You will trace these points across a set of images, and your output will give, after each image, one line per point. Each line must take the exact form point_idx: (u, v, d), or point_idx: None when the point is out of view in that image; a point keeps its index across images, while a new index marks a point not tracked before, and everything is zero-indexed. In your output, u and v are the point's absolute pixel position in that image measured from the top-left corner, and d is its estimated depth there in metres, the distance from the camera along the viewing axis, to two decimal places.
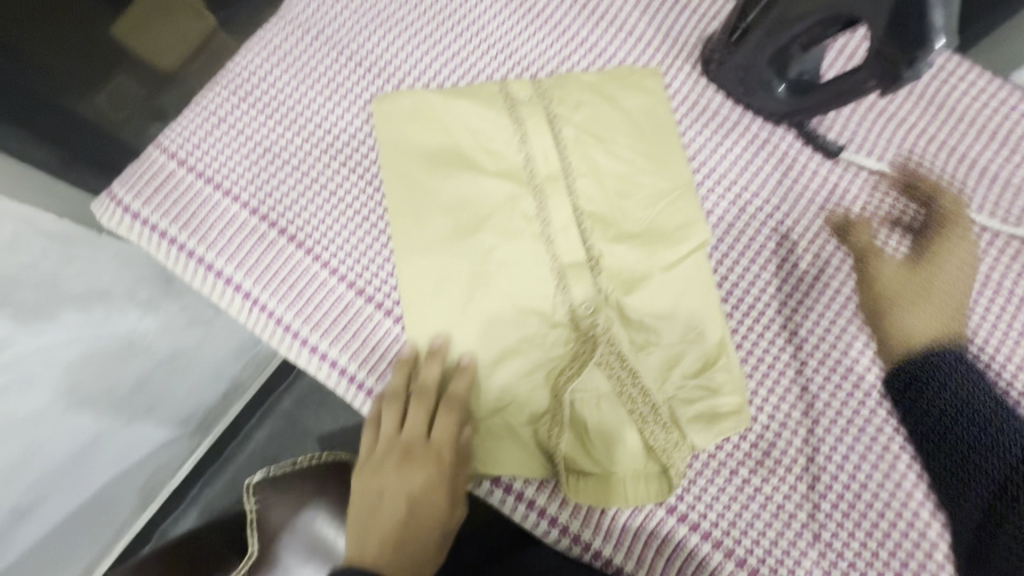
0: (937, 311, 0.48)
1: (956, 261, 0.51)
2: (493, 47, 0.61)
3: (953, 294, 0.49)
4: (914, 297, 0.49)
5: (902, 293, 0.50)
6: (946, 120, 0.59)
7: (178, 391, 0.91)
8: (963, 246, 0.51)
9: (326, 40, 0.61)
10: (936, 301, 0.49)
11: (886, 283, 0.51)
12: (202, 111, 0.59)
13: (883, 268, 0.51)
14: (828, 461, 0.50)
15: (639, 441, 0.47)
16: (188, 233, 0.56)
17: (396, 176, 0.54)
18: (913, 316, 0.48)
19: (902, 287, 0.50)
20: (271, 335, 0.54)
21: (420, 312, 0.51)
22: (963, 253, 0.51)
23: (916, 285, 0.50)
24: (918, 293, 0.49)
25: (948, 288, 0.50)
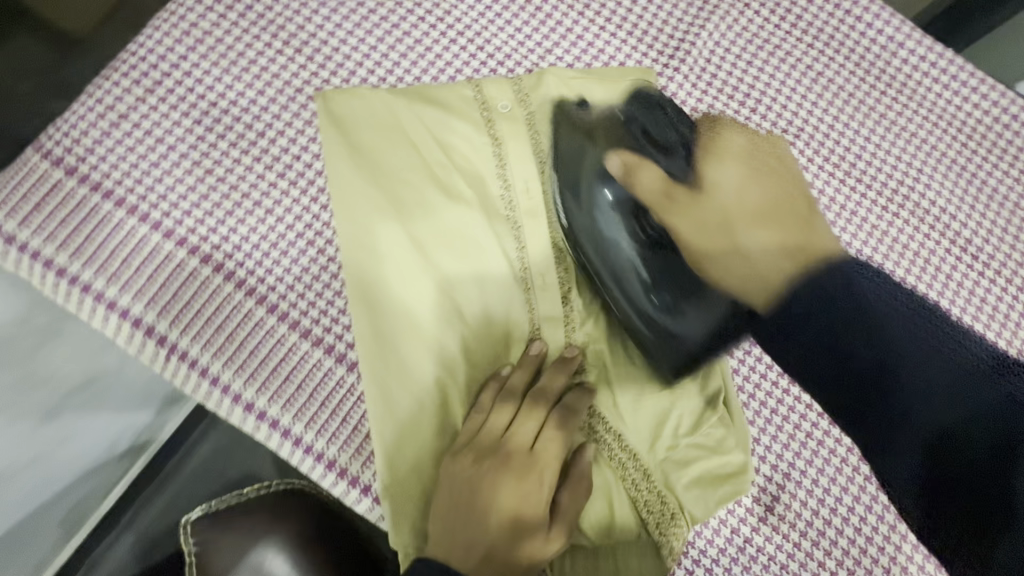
0: (780, 226, 0.35)
1: (718, 160, 0.40)
2: (461, 35, 0.51)
3: (755, 169, 0.39)
4: (751, 213, 0.36)
5: (741, 209, 0.37)
6: (955, 136, 0.54)
7: (99, 431, 0.72)
8: (715, 155, 0.40)
9: (257, 17, 0.50)
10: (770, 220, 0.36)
11: (695, 217, 0.38)
12: (96, 104, 0.47)
13: (679, 222, 0.39)
14: (834, 514, 0.46)
15: (630, 511, 0.43)
16: (83, 263, 0.44)
17: (346, 195, 0.44)
18: (752, 230, 0.35)
19: (703, 232, 0.38)
20: (195, 389, 0.44)
21: (380, 363, 0.43)
22: (760, 161, 0.40)
23: (724, 212, 0.37)
24: (763, 215, 0.36)
25: (721, 172, 0.39)
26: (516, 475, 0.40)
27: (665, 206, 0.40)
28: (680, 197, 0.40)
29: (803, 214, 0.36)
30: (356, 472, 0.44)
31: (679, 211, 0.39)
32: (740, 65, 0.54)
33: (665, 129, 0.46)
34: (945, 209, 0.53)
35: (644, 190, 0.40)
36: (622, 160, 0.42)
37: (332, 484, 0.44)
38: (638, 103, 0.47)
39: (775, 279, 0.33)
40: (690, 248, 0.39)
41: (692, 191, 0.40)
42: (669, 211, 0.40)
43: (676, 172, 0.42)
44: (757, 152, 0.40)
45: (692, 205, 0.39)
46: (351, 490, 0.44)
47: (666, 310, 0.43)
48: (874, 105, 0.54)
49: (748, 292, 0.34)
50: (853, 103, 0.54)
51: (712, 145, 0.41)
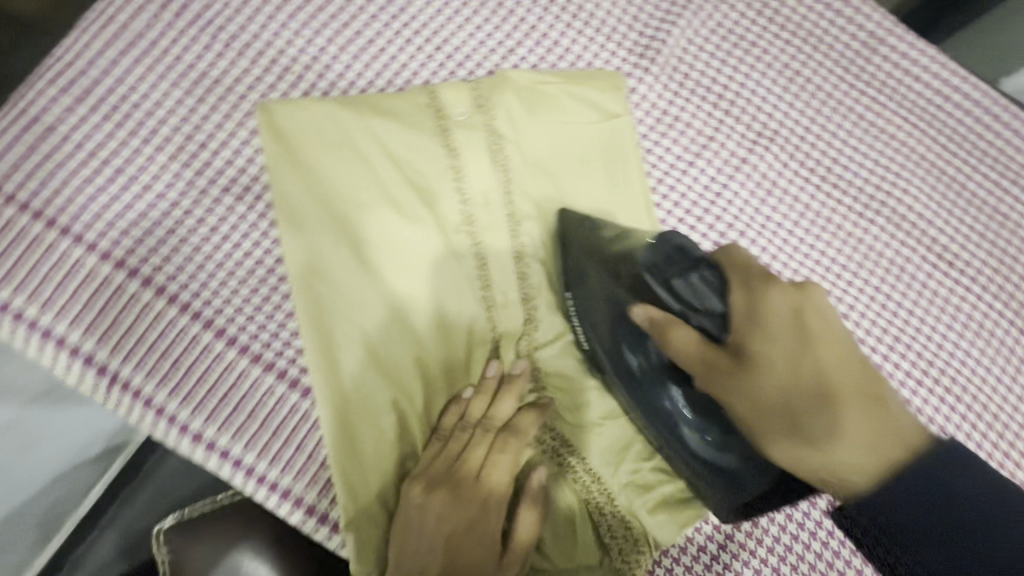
0: (875, 421, 0.31)
1: (776, 284, 0.34)
2: (418, 35, 0.48)
3: (792, 332, 0.33)
4: (821, 386, 0.32)
5: (819, 386, 0.32)
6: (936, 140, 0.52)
7: None
8: (759, 299, 0.34)
9: (195, 16, 0.46)
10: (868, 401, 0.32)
11: (751, 398, 0.33)
12: (16, 112, 0.43)
13: (761, 384, 0.33)
14: (801, 529, 0.45)
15: (593, 536, 0.42)
16: (11, 289, 0.41)
17: (293, 212, 0.41)
18: (852, 420, 0.31)
19: (762, 417, 0.33)
20: (141, 420, 0.42)
21: (335, 391, 0.40)
22: (754, 275, 0.35)
23: (812, 387, 0.32)
24: (823, 392, 0.32)
25: (771, 313, 0.34)
26: (469, 503, 0.40)
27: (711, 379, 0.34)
28: (722, 366, 0.34)
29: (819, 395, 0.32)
30: (311, 500, 0.43)
31: (784, 439, 0.33)
32: (713, 65, 0.51)
33: (692, 281, 0.36)
34: (918, 213, 0.51)
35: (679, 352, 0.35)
36: (649, 315, 0.36)
37: (288, 514, 0.43)
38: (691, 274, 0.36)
39: (874, 467, 0.31)
40: (745, 423, 0.34)
41: (737, 365, 0.34)
42: (711, 381, 0.34)
43: (707, 324, 0.35)
44: (815, 317, 0.33)
45: (744, 382, 0.33)
46: (308, 520, 0.43)
47: (717, 449, 0.38)
48: (852, 108, 0.52)
49: (850, 478, 0.31)
50: (830, 106, 0.52)
51: (755, 273, 0.35)
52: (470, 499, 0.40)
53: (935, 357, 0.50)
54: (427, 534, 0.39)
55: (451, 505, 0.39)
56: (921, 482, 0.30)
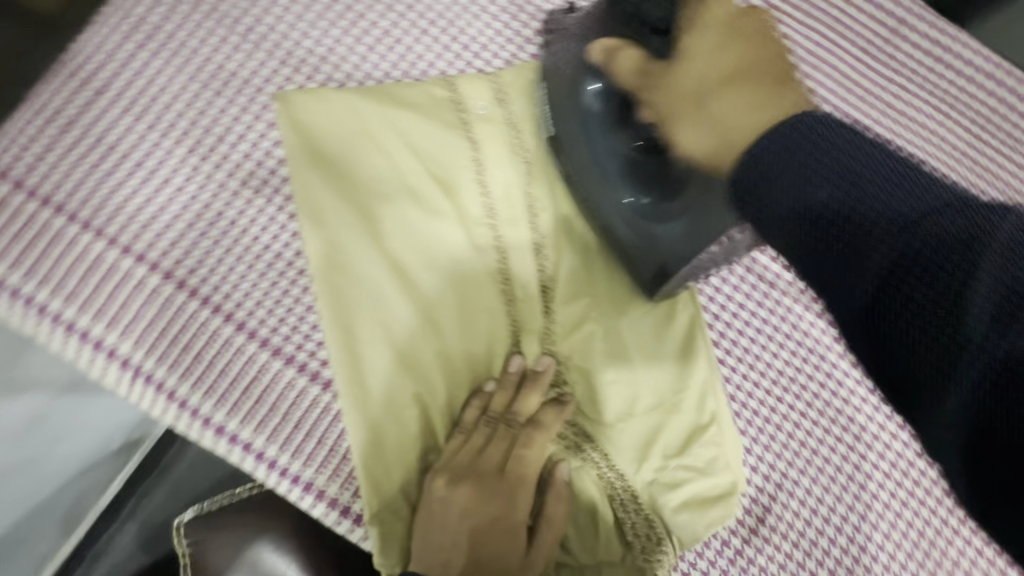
0: (768, 102, 0.26)
1: (693, 25, 0.29)
2: (434, 26, 0.47)
3: (741, 53, 0.28)
4: (739, 80, 0.27)
5: (743, 73, 0.27)
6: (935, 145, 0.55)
7: None
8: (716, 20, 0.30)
9: (211, 9, 0.46)
10: (741, 85, 0.27)
11: (671, 96, 0.29)
12: (39, 108, 0.43)
13: (661, 98, 0.30)
14: (815, 517, 0.46)
15: (615, 534, 0.42)
16: (38, 283, 0.42)
17: (313, 204, 0.41)
18: (728, 97, 0.27)
19: (678, 104, 0.29)
20: (163, 413, 0.42)
21: (358, 384, 0.40)
22: (746, 33, 0.28)
23: (759, 60, 0.28)
24: (753, 76, 0.27)
25: (707, 34, 0.29)
26: (492, 496, 0.41)
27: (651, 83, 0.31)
28: (653, 71, 0.31)
29: (774, 76, 0.27)
30: (333, 496, 0.43)
31: (681, 129, 0.29)
32: None
33: (657, 7, 0.35)
34: None
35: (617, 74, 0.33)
36: (605, 48, 0.35)
37: (310, 507, 0.43)
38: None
39: (784, 150, 0.26)
40: (657, 131, 0.31)
41: (667, 64, 0.30)
42: (645, 94, 0.32)
43: (660, 48, 0.33)
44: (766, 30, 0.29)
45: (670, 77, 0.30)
46: (330, 513, 0.43)
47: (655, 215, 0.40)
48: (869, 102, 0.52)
49: (712, 159, 0.27)
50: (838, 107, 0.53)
51: (704, 2, 0.30)
52: (495, 492, 0.41)
53: None
54: (452, 527, 0.39)
55: (478, 498, 0.40)
56: (907, 193, 0.22)
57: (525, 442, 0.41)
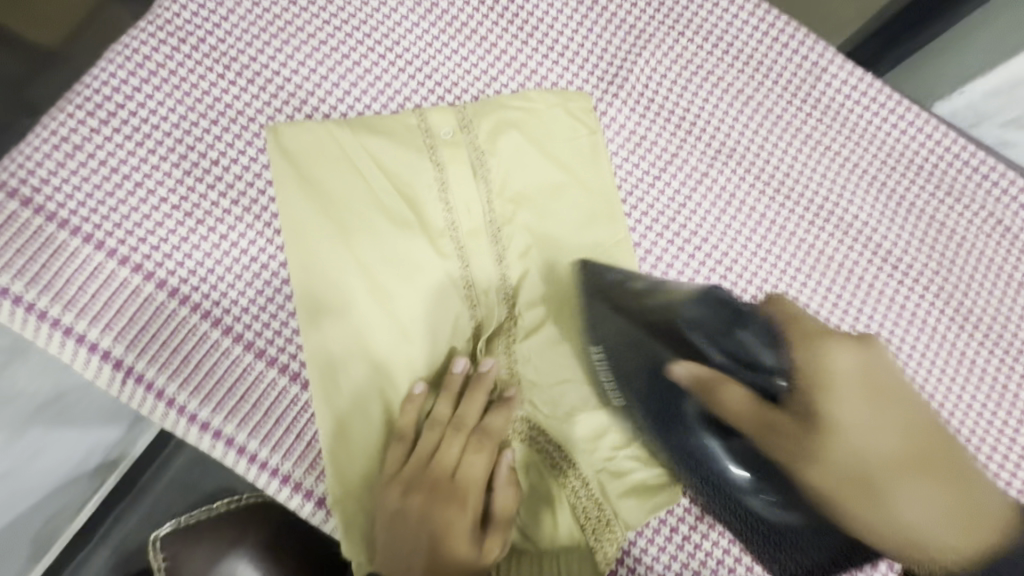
0: (931, 489, 0.33)
1: (818, 353, 0.37)
2: (410, 66, 0.54)
3: (868, 400, 0.35)
4: (900, 466, 0.34)
5: (881, 467, 0.34)
6: (871, 151, 0.58)
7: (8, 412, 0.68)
8: (816, 359, 0.37)
9: (211, 49, 0.52)
10: (927, 471, 0.33)
11: (829, 472, 0.35)
12: (47, 133, 0.48)
13: (811, 471, 0.35)
14: None
15: (569, 518, 0.46)
16: (38, 290, 0.46)
17: (294, 220, 0.47)
18: (908, 495, 0.33)
19: (828, 483, 0.35)
20: (151, 410, 0.46)
21: (328, 383, 0.45)
22: (880, 386, 0.36)
23: (861, 468, 0.34)
24: (902, 467, 0.34)
25: (844, 407, 0.35)
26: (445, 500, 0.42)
27: (768, 438, 0.37)
28: (781, 425, 0.37)
29: (864, 483, 0.34)
30: (308, 488, 0.46)
31: (851, 516, 0.35)
32: (674, 92, 0.57)
33: (749, 335, 0.40)
34: (864, 221, 0.57)
35: (728, 415, 0.39)
36: (694, 375, 0.40)
37: (287, 498, 0.46)
38: (767, 346, 0.39)
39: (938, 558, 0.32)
40: (825, 496, 0.36)
41: (811, 427, 0.36)
42: (763, 437, 0.38)
43: (761, 369, 0.39)
44: (876, 381, 0.36)
45: (814, 454, 0.35)
46: (304, 503, 0.46)
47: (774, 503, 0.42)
48: (800, 128, 0.58)
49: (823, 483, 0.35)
50: (782, 125, 0.58)
51: (820, 381, 0.36)
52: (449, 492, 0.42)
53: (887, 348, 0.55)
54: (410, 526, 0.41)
55: (428, 504, 0.41)
56: None
57: (474, 449, 0.44)
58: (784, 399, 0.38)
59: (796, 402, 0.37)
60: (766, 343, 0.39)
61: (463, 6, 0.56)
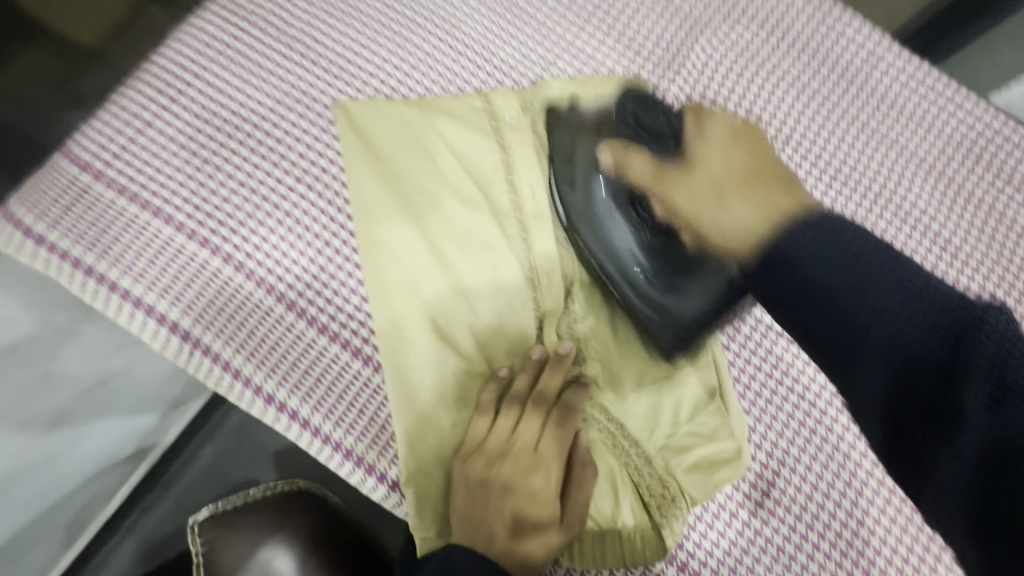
0: (753, 195, 0.37)
1: (703, 134, 0.42)
2: (469, 49, 0.54)
3: (732, 150, 0.41)
4: (746, 179, 0.38)
5: (730, 179, 0.38)
6: (928, 140, 0.58)
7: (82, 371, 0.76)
8: (694, 168, 0.40)
9: (276, 31, 0.53)
10: (757, 192, 0.37)
11: (691, 186, 0.39)
12: (121, 113, 0.50)
13: (674, 193, 0.40)
14: (823, 495, 0.48)
15: (632, 495, 0.45)
16: (111, 263, 0.47)
17: (363, 200, 0.47)
18: (741, 199, 0.37)
19: (694, 196, 0.39)
20: (217, 382, 0.46)
21: (397, 362, 0.45)
22: (743, 143, 0.41)
23: (713, 180, 0.39)
24: (753, 178, 0.38)
25: (709, 156, 0.40)
26: (528, 472, 0.42)
27: (658, 185, 0.41)
28: (671, 172, 0.41)
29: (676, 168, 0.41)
30: (371, 463, 0.46)
31: (672, 184, 0.40)
32: (730, 79, 0.57)
33: (655, 116, 0.48)
34: (924, 209, 0.56)
35: (637, 180, 0.43)
36: (612, 153, 0.45)
37: (349, 472, 0.46)
38: (636, 103, 0.49)
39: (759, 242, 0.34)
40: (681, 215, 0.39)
41: (681, 171, 0.41)
42: (660, 186, 0.41)
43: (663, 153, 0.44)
44: (743, 135, 0.42)
45: (681, 179, 0.40)
46: (366, 479, 0.46)
47: (668, 291, 0.47)
48: (857, 115, 0.57)
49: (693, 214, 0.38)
50: (838, 111, 0.58)
51: (702, 137, 0.42)
52: (530, 463, 0.43)
53: None
54: (493, 495, 0.42)
55: (510, 477, 0.42)
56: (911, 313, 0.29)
57: (553, 425, 0.44)
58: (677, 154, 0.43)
59: (680, 154, 0.43)
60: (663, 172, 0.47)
61: None
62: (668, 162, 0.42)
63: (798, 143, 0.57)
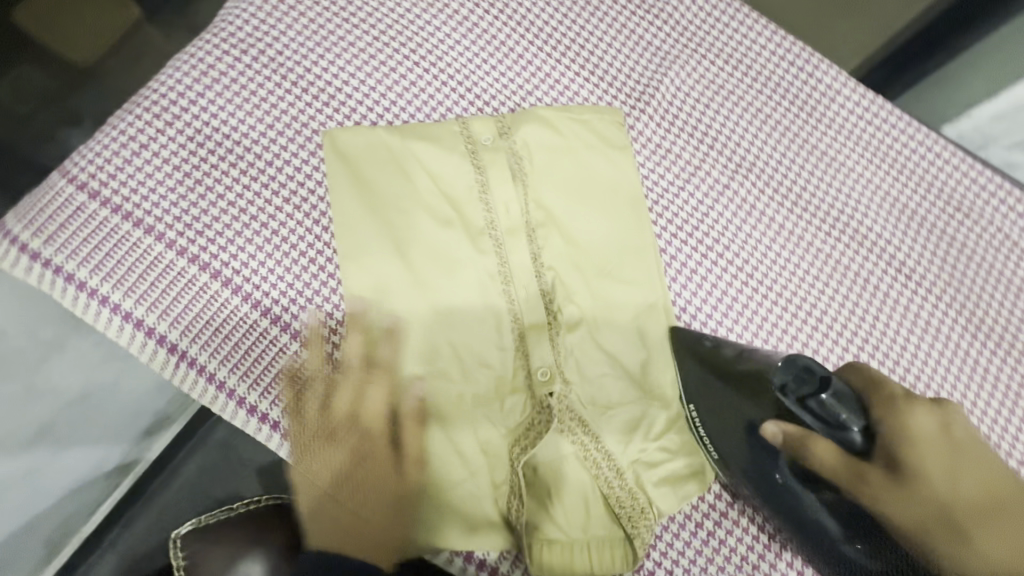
0: (955, 463, 0.37)
1: (901, 413, 0.39)
2: (452, 79, 0.58)
3: (945, 451, 0.37)
4: (965, 505, 0.35)
5: (933, 461, 0.37)
6: (882, 168, 0.62)
7: (72, 381, 0.78)
8: (903, 417, 0.38)
9: (268, 59, 0.56)
10: (996, 501, 0.36)
11: (904, 507, 0.37)
12: (115, 134, 0.52)
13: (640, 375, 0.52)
14: None
15: (602, 505, 0.47)
16: (102, 278, 0.49)
17: (346, 218, 0.50)
18: (994, 529, 0.35)
19: (916, 522, 0.36)
20: (202, 394, 0.48)
21: (374, 373, 0.47)
22: (957, 444, 0.38)
23: (943, 513, 0.36)
24: (979, 510, 0.35)
25: (936, 467, 0.37)
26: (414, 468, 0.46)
27: (856, 489, 0.38)
28: (874, 479, 0.38)
29: (950, 521, 0.35)
30: None
31: (876, 499, 0.38)
32: (699, 109, 0.60)
33: (822, 398, 0.40)
34: (879, 233, 0.60)
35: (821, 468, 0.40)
36: (784, 430, 0.42)
37: None
38: (806, 371, 0.41)
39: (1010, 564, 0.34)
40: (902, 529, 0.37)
41: (897, 476, 0.37)
42: (857, 489, 0.38)
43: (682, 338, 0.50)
44: (955, 443, 0.37)
45: (901, 495, 0.37)
46: None
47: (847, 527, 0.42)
48: (817, 144, 0.61)
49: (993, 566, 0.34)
50: (799, 140, 0.61)
51: (909, 437, 0.38)
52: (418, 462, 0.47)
53: (905, 355, 0.57)
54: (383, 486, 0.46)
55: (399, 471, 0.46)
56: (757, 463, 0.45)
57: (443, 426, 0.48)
58: (866, 449, 0.39)
59: (882, 453, 0.39)
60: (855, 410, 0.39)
61: (501, 26, 0.60)
62: (856, 452, 0.39)
63: (762, 170, 0.60)
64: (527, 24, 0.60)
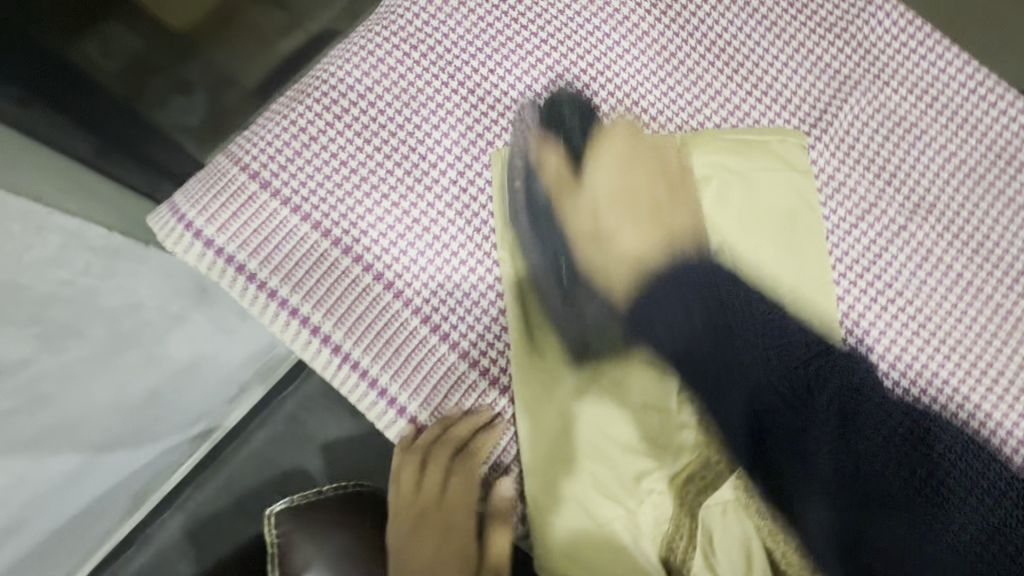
0: (642, 219, 0.51)
1: (600, 162, 0.52)
2: (619, 91, 0.55)
3: (640, 189, 0.52)
4: (612, 208, 0.51)
5: (610, 204, 0.52)
6: None
7: (182, 350, 0.79)
8: (596, 157, 0.52)
9: (436, 56, 0.54)
10: (670, 231, 0.51)
11: (611, 268, 0.51)
12: (287, 123, 0.52)
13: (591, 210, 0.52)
14: None
15: (766, 559, 0.45)
16: (271, 270, 0.50)
17: (516, 243, 0.51)
18: (631, 232, 0.51)
19: (585, 225, 0.51)
20: (360, 396, 0.50)
21: (540, 399, 0.49)
22: (628, 158, 0.52)
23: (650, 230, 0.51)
24: (650, 209, 0.51)
25: (608, 212, 0.52)
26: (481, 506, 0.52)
27: (586, 254, 0.51)
28: (590, 232, 0.51)
29: (671, 223, 0.51)
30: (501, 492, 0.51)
31: (616, 234, 0.51)
32: (877, 142, 0.56)
33: (577, 119, 0.54)
34: None
35: (582, 259, 0.51)
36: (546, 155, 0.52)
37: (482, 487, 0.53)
38: (567, 107, 0.54)
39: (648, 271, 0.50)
40: (596, 268, 0.51)
41: (575, 185, 0.52)
42: (586, 248, 0.51)
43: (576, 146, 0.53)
44: (632, 161, 0.52)
45: (602, 256, 0.51)
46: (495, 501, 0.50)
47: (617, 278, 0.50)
48: (1005, 189, 0.56)
49: (622, 273, 0.51)
50: (984, 182, 0.56)
51: (595, 229, 0.51)
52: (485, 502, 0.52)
53: None
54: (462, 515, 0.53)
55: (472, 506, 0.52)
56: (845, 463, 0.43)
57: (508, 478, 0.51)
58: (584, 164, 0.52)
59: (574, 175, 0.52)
60: (579, 110, 0.54)
61: (674, 36, 0.57)
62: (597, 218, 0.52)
63: (942, 212, 0.55)
64: (699, 34, 0.57)
